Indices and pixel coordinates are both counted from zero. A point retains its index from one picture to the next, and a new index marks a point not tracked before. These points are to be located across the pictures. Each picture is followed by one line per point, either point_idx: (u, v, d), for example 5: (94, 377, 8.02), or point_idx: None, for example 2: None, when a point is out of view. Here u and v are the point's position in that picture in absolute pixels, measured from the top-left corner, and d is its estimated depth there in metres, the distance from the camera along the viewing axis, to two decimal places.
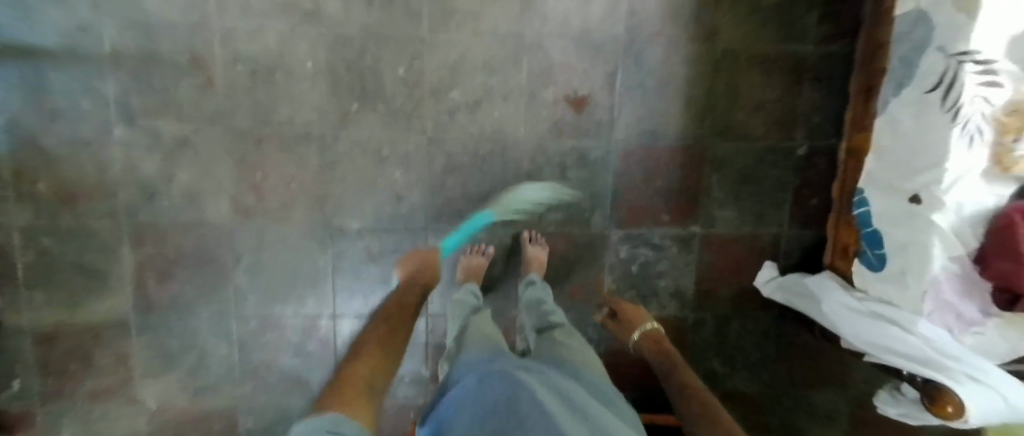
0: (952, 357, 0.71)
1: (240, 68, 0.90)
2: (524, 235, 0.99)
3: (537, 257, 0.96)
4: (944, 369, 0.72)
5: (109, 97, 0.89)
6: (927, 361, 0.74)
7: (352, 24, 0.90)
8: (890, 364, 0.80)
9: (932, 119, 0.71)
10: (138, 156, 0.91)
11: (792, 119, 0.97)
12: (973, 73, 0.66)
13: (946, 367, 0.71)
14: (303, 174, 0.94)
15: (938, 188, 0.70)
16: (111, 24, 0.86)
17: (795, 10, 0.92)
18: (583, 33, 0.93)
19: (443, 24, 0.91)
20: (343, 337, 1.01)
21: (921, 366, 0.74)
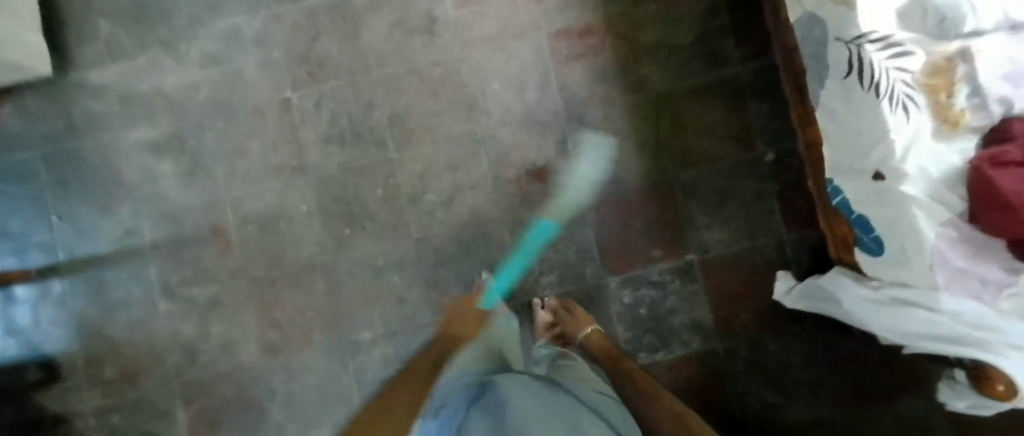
0: (993, 330, 0.62)
1: (250, 226, 1.05)
2: (535, 303, 0.99)
3: (546, 323, 0.96)
4: (988, 346, 0.64)
5: (153, 279, 1.05)
6: (969, 340, 0.66)
7: (331, 165, 1.05)
8: (934, 351, 0.72)
9: (861, 99, 0.72)
10: (179, 322, 1.05)
11: (745, 133, 0.99)
12: (875, 51, 0.69)
13: (987, 342, 0.63)
14: (316, 301, 1.04)
15: (895, 160, 0.68)
16: (149, 220, 1.05)
17: (710, 41, 1.00)
18: (525, 115, 1.03)
19: (405, 142, 1.04)
20: None
21: (963, 347, 0.66)
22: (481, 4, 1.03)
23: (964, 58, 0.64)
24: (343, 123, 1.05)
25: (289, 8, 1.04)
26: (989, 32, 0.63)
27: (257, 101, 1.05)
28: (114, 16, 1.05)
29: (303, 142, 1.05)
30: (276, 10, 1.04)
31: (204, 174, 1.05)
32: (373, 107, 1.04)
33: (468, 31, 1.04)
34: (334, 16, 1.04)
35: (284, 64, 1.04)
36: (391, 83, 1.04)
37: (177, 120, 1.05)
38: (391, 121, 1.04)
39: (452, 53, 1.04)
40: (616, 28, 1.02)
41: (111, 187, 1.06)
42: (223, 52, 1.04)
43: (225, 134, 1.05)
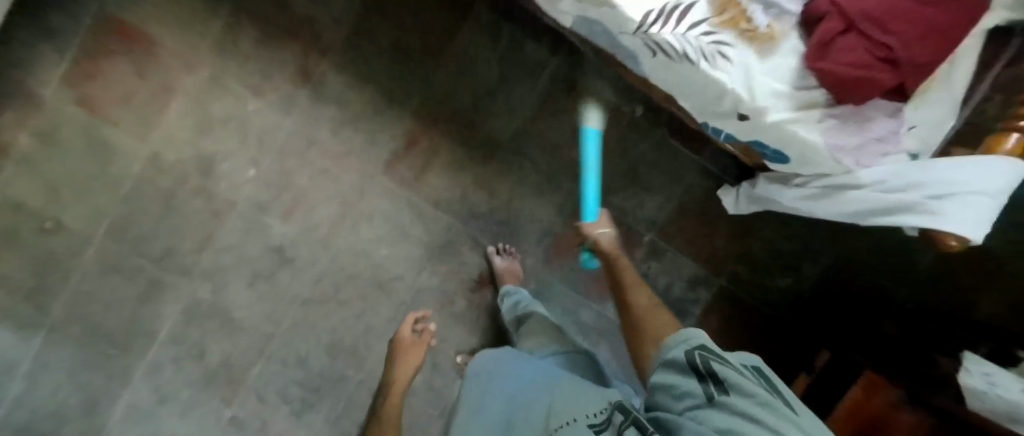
0: (908, 187, 0.62)
1: None
2: None
3: (510, 269, 0.95)
4: (914, 205, 0.62)
5: None
6: (898, 206, 0.63)
7: (320, 427, 0.99)
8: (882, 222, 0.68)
9: (679, 71, 0.63)
10: None
11: (606, 108, 0.95)
12: (662, 29, 0.60)
13: (910, 202, 0.62)
14: None
15: (747, 102, 0.61)
16: None
17: (510, 57, 0.93)
18: (426, 248, 0.98)
19: (358, 356, 0.99)
20: None
21: (898, 213, 0.64)
22: (304, 199, 0.94)
23: None
24: (297, 389, 0.98)
25: (153, 352, 0.94)
26: None
27: None
28: None
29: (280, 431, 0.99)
30: (147, 363, 0.94)
31: None
32: (306, 355, 0.98)
33: (316, 229, 0.95)
34: (198, 322, 0.94)
35: (201, 393, 0.96)
36: (301, 325, 0.97)
37: None
38: (330, 352, 0.98)
39: (322, 257, 0.96)
40: (428, 118, 0.94)
41: None
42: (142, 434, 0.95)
43: None
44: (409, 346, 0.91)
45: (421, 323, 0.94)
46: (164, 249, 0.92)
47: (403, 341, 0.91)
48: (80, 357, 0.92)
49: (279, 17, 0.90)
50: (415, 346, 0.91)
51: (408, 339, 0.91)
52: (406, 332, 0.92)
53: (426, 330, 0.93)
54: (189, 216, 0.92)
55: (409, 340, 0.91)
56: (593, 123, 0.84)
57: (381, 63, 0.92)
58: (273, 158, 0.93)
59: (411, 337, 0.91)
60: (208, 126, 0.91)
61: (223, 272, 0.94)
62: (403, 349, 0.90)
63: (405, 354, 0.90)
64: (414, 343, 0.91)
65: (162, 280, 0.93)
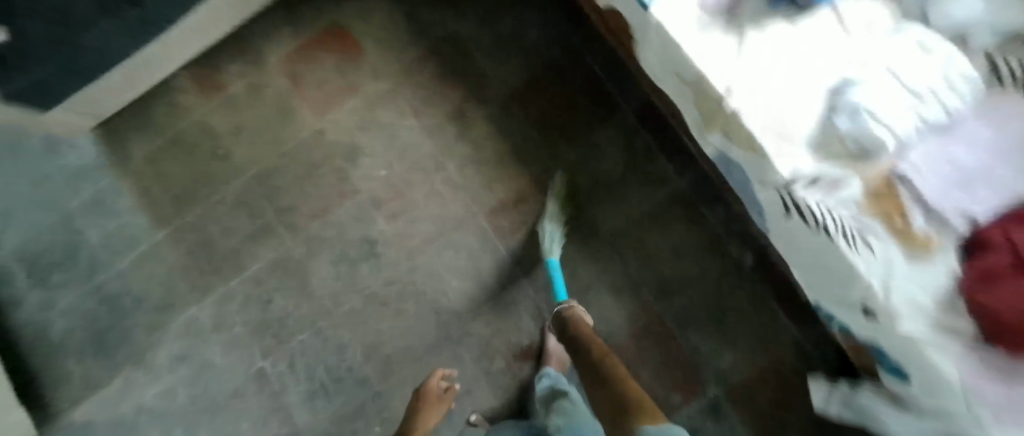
0: None
1: None
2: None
3: (559, 354, 0.94)
4: None
5: None
6: None
7: (323, 419, 1.01)
8: None
9: (810, 239, 0.61)
10: None
11: (716, 243, 0.93)
12: (807, 193, 0.59)
13: None
14: None
15: (879, 299, 0.56)
16: None
17: (640, 164, 0.96)
18: (492, 299, 0.99)
19: (386, 370, 1.00)
20: None
21: None
22: (410, 210, 1.02)
23: (901, 180, 0.58)
24: (321, 374, 1.01)
25: (234, 283, 1.05)
26: (915, 139, 0.57)
27: (234, 381, 1.03)
28: (79, 351, 1.05)
29: (289, 405, 1.02)
30: (224, 289, 1.05)
31: None
32: (345, 347, 1.01)
33: (408, 240, 1.02)
34: (279, 274, 1.04)
35: (248, 337, 1.03)
36: (354, 318, 1.02)
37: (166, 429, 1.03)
38: (366, 354, 1.01)
39: (401, 266, 1.02)
40: (543, 185, 0.99)
41: None
42: (187, 348, 1.04)
43: (214, 425, 1.03)
44: (433, 404, 0.90)
45: (446, 381, 0.94)
46: (286, 205, 1.05)
47: (427, 396, 0.91)
48: (183, 260, 1.06)
49: (460, 60, 1.03)
50: (439, 406, 0.91)
51: (433, 397, 0.91)
52: (433, 388, 0.91)
53: (451, 390, 0.93)
54: (317, 187, 1.04)
55: (434, 398, 0.91)
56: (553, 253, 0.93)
57: (524, 125, 1.00)
58: (403, 168, 1.03)
59: (437, 394, 0.91)
60: (368, 122, 1.04)
61: (318, 242, 1.04)
62: (426, 408, 0.90)
63: (428, 411, 0.90)
64: (438, 401, 0.91)
65: (271, 229, 1.05)
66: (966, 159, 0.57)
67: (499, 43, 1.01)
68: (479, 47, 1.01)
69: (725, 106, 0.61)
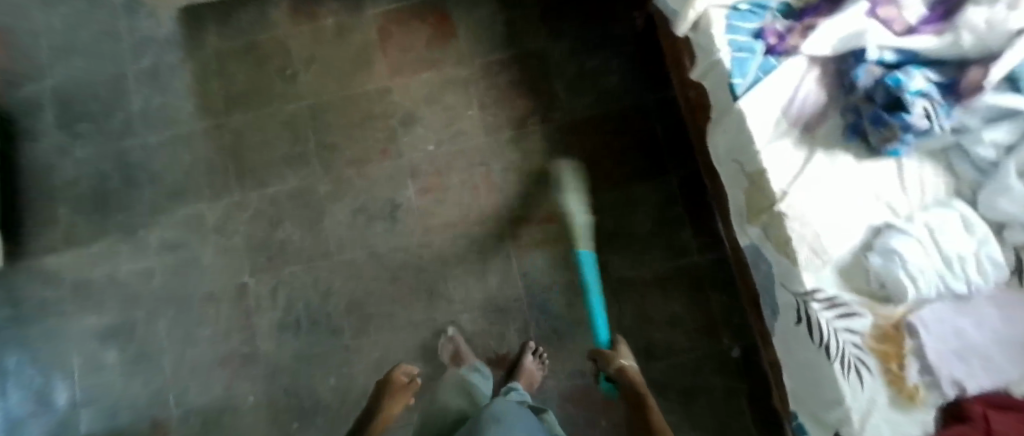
0: None
1: (193, 419, 0.98)
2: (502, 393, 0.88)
3: (530, 371, 0.93)
4: None
5: None
6: None
7: (283, 354, 1.00)
8: None
9: (810, 351, 0.68)
10: None
11: (711, 327, 0.97)
12: (822, 311, 0.66)
13: None
14: None
15: (851, 427, 0.63)
16: (85, 416, 0.99)
17: (668, 232, 1.00)
18: (486, 301, 1.01)
19: (361, 329, 1.01)
20: None
21: None
22: (441, 191, 1.05)
23: (911, 331, 0.63)
24: (298, 310, 1.01)
25: (251, 194, 1.06)
26: (933, 301, 0.63)
27: (212, 286, 1.02)
28: (75, 203, 1.06)
29: (255, 328, 1.01)
30: (238, 197, 1.05)
31: (151, 364, 1.00)
32: (331, 293, 1.02)
33: (430, 217, 1.04)
34: (296, 203, 1.05)
35: (243, 250, 1.03)
36: (351, 270, 1.03)
37: (128, 306, 1.02)
38: (348, 307, 1.02)
39: (413, 239, 1.04)
40: (574, 215, 1.03)
41: (53, 375, 1.00)
42: (180, 239, 1.04)
43: (176, 321, 1.02)
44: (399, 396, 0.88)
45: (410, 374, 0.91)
46: (329, 143, 1.07)
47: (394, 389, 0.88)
48: (211, 156, 1.07)
49: (539, 75, 1.08)
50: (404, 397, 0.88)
51: (395, 390, 0.88)
52: (396, 381, 0.89)
53: (414, 383, 0.90)
54: (366, 138, 1.07)
55: (399, 389, 0.88)
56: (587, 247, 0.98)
57: (575, 155, 1.05)
58: (450, 151, 1.06)
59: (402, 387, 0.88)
60: (435, 98, 1.08)
61: (345, 187, 1.06)
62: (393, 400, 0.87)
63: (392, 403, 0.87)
64: (402, 391, 0.88)
65: (306, 159, 1.07)
66: (974, 336, 0.62)
67: (579, 76, 1.07)
68: (561, 75, 1.07)
69: (777, 209, 0.69)
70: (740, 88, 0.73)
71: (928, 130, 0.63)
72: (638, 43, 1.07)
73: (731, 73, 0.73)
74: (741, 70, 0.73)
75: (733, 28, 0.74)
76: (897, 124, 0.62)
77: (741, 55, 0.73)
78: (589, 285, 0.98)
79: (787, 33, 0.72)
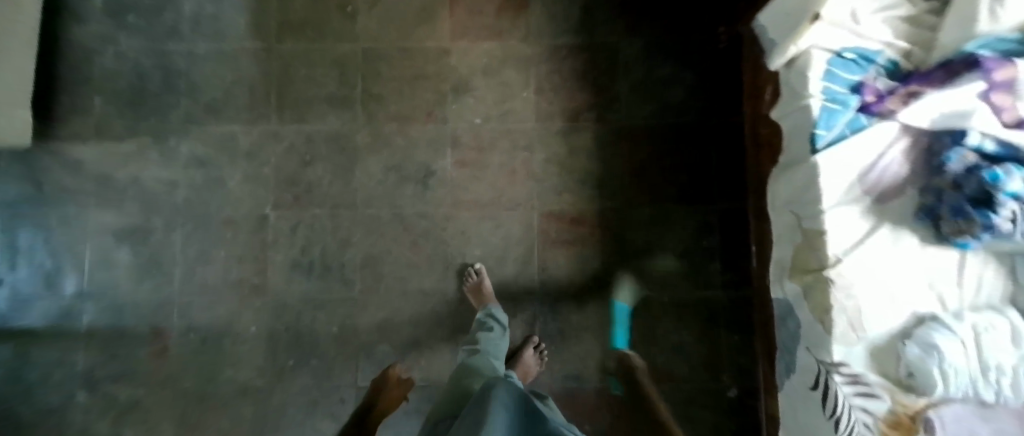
0: None
1: (193, 335, 0.99)
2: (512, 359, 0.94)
3: (528, 371, 0.94)
4: None
5: (80, 368, 0.99)
6: None
7: (291, 293, 1.00)
8: None
9: (818, 418, 0.70)
10: (93, 420, 0.98)
11: (715, 363, 0.97)
12: (842, 384, 0.67)
13: None
14: (239, 429, 0.98)
15: None
16: (89, 308, 1.00)
17: (696, 261, 0.99)
18: (500, 287, 1.00)
19: (373, 286, 1.01)
20: None
21: None
22: (479, 167, 1.03)
23: (926, 425, 0.63)
24: (314, 254, 1.01)
25: (288, 127, 1.03)
26: (956, 401, 0.63)
27: (234, 210, 1.01)
28: (111, 95, 1.03)
29: (268, 261, 1.01)
30: (275, 127, 1.03)
31: (161, 272, 1.00)
32: (349, 244, 1.01)
33: (462, 191, 1.02)
34: (331, 146, 1.03)
35: (270, 182, 1.02)
36: (373, 225, 1.01)
37: (147, 211, 1.02)
38: (363, 262, 1.01)
39: (441, 209, 1.02)
40: (606, 222, 1.01)
41: (64, 261, 1.01)
42: (209, 156, 1.02)
43: (192, 236, 1.01)
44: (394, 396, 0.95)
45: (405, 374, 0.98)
46: (377, 92, 1.04)
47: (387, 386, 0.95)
48: (256, 79, 1.04)
49: (605, 72, 1.04)
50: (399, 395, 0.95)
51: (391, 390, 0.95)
52: (388, 381, 0.95)
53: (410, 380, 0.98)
54: (415, 95, 1.04)
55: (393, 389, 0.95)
56: (623, 299, 0.99)
57: (622, 163, 1.02)
58: (497, 128, 1.03)
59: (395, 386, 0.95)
60: (493, 70, 1.04)
61: (383, 141, 1.03)
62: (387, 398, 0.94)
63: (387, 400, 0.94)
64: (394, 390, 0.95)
65: (351, 103, 1.04)
66: None
67: (644, 82, 1.03)
68: (627, 75, 1.03)
69: (824, 273, 0.69)
70: (821, 141, 0.70)
71: (1007, 235, 0.63)
72: (714, 60, 1.02)
73: (817, 123, 0.70)
74: (828, 122, 0.70)
75: (832, 75, 0.71)
76: (979, 221, 0.62)
77: (832, 106, 0.70)
78: (618, 323, 0.99)
79: (887, 96, 0.69)
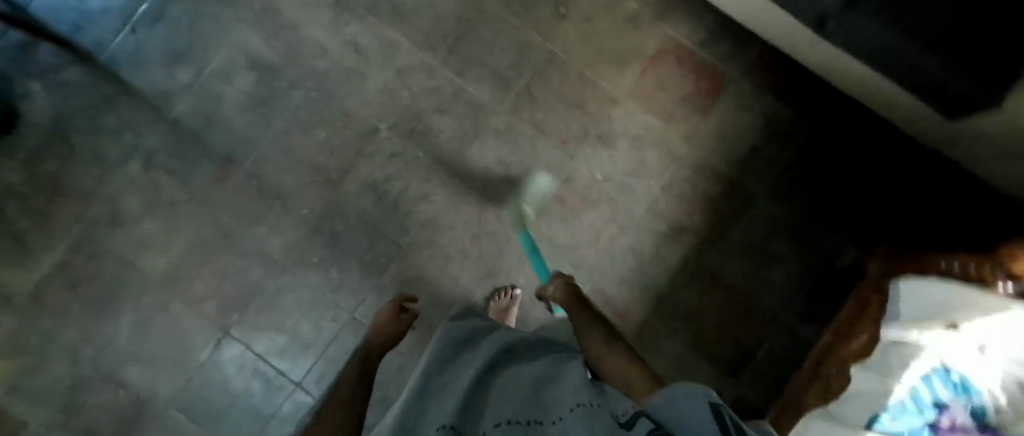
0: None
1: (254, 182, 1.03)
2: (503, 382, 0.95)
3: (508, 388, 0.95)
4: None
5: (147, 143, 1.02)
6: None
7: (353, 205, 1.03)
8: None
9: None
10: (130, 191, 1.02)
11: None
12: None
13: None
14: (237, 281, 1.01)
15: None
16: (189, 101, 1.03)
17: None
18: (520, 321, 1.03)
19: (421, 245, 1.03)
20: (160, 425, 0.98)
21: None
22: (573, 214, 1.04)
23: None
24: (393, 187, 1.03)
25: (445, 71, 1.05)
26: None
27: (356, 106, 1.04)
28: None
29: (353, 166, 1.03)
30: (435, 64, 1.05)
31: (263, 114, 1.04)
32: (425, 199, 1.03)
33: (545, 222, 1.04)
34: (469, 111, 1.05)
35: (400, 106, 1.04)
36: (456, 198, 1.04)
37: (287, 56, 1.04)
38: (427, 221, 1.03)
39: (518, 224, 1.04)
40: (642, 333, 1.02)
41: (194, 49, 1.04)
42: (367, 50, 1.05)
43: (309, 102, 1.04)
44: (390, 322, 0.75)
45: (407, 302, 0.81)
46: (536, 93, 1.05)
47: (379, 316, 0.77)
48: (446, 15, 1.06)
49: (731, 212, 1.04)
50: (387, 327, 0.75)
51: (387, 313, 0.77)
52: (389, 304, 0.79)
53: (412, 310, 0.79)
54: (564, 118, 1.05)
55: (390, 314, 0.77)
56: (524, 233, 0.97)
57: (689, 294, 1.03)
58: (609, 192, 1.04)
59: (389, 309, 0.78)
60: (641, 144, 1.05)
61: (512, 137, 1.05)
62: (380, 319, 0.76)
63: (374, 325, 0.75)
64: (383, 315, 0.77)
65: (508, 88, 1.05)
66: None
67: (756, 244, 1.03)
68: (746, 231, 1.03)
69: None
70: (879, 426, 0.68)
71: None
72: (826, 277, 1.02)
73: (885, 408, 0.69)
74: (895, 415, 0.68)
75: (928, 380, 0.69)
76: None
77: (908, 405, 0.68)
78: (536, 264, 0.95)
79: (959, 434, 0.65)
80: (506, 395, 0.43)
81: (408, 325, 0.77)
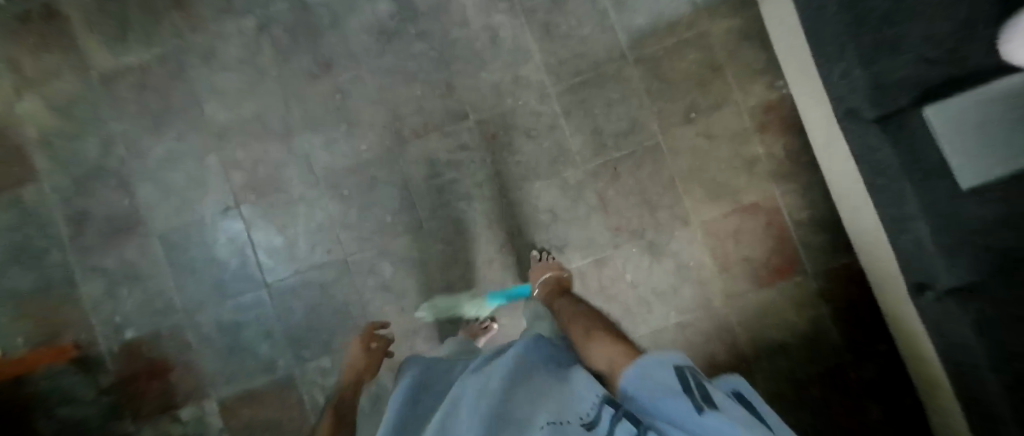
0: None
1: (336, 96, 1.04)
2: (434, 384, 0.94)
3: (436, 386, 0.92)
4: None
5: (273, 9, 1.05)
6: None
7: (404, 167, 1.04)
8: None
9: None
10: (235, 41, 1.05)
11: None
12: None
13: None
14: (270, 169, 1.03)
15: None
16: None
17: None
18: None
19: (438, 237, 1.03)
20: (140, 245, 1.03)
21: None
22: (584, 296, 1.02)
23: None
24: (447, 174, 1.03)
25: (555, 104, 1.03)
26: None
27: (460, 86, 1.04)
28: None
29: (426, 135, 1.04)
30: (550, 92, 1.03)
31: (380, 44, 1.04)
32: (467, 202, 1.03)
33: None
34: (552, 150, 1.03)
35: (498, 110, 1.04)
36: (494, 217, 1.03)
37: (431, 8, 1.04)
38: (456, 221, 1.03)
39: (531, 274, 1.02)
40: None
41: None
42: (499, 44, 1.04)
43: (424, 58, 1.04)
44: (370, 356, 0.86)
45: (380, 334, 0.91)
46: (621, 172, 1.02)
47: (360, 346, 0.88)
48: (588, 56, 1.03)
49: None
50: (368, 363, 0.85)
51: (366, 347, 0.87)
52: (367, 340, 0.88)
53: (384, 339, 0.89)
54: (630, 208, 1.02)
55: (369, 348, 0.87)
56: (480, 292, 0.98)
57: None
58: (626, 298, 1.02)
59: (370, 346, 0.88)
60: (682, 274, 1.02)
61: (575, 196, 1.03)
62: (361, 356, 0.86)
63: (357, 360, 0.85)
64: (362, 349, 0.87)
65: (599, 152, 1.03)
66: None
67: None
68: None
69: None
70: None
71: None
72: None
73: None
74: None
75: None
76: None
77: None
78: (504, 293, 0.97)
79: None
80: (483, 406, 0.43)
81: (384, 351, 0.88)
